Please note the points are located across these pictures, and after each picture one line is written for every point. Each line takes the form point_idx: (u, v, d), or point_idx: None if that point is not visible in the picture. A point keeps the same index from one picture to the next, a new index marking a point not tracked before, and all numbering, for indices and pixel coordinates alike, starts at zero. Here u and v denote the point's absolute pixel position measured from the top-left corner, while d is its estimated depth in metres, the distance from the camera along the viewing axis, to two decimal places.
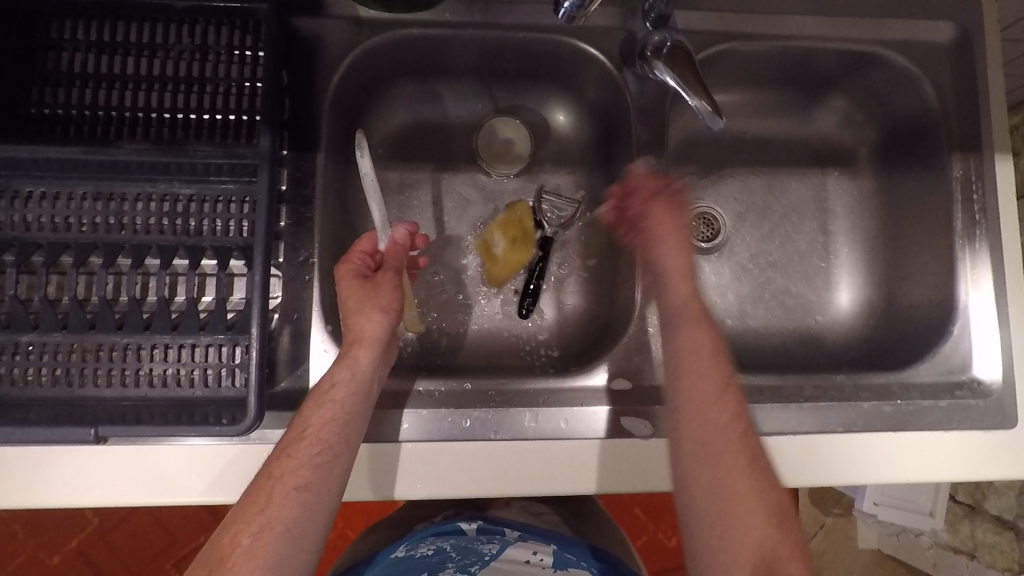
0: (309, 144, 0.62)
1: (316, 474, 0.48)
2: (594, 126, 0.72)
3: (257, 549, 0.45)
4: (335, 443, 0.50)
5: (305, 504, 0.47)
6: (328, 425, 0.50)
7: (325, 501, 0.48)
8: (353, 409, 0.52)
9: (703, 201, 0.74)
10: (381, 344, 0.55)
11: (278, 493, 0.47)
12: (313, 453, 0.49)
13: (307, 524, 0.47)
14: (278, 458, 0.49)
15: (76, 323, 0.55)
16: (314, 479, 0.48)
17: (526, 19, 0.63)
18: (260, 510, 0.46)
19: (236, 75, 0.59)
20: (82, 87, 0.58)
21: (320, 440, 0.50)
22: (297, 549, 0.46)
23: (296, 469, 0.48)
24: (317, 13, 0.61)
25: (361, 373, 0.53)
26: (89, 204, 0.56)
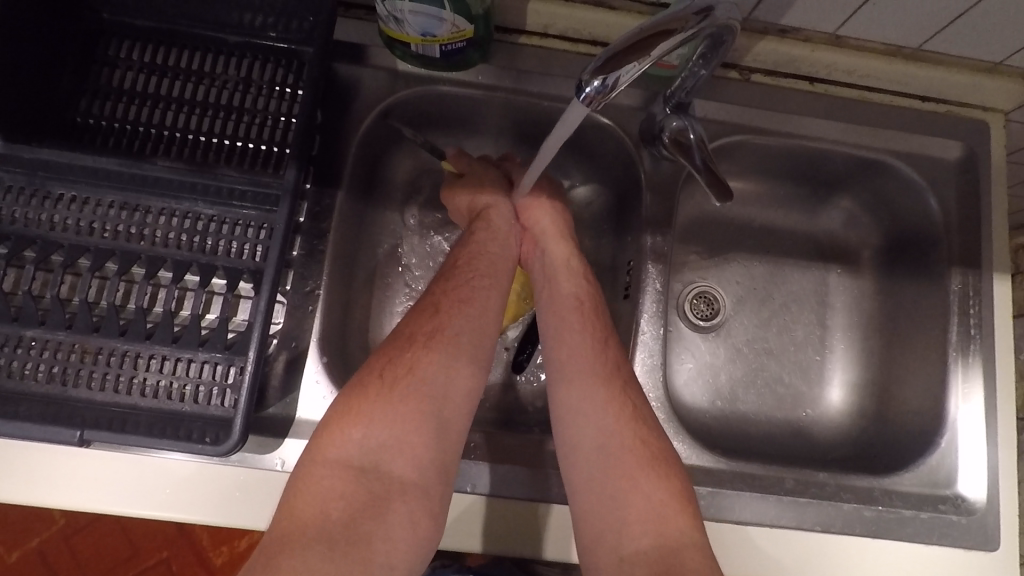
0: (332, 181, 0.64)
1: (478, 294, 0.60)
2: (606, 195, 0.74)
3: (432, 348, 0.55)
4: (487, 275, 0.62)
5: (469, 321, 0.58)
6: (482, 256, 0.63)
7: (480, 328, 0.59)
8: (501, 247, 0.65)
9: (705, 281, 0.75)
10: (514, 209, 0.68)
11: (448, 305, 0.59)
12: (472, 278, 0.61)
13: (468, 327, 0.58)
14: (443, 285, 0.60)
15: (81, 324, 0.56)
16: (477, 297, 0.60)
17: (554, 90, 0.66)
18: (432, 331, 0.56)
19: (273, 109, 0.62)
20: (128, 103, 0.62)
21: (476, 265, 0.62)
22: (465, 349, 0.57)
23: (457, 288, 0.60)
24: (358, 61, 0.65)
25: (501, 235, 0.66)
26: (114, 212, 0.59)
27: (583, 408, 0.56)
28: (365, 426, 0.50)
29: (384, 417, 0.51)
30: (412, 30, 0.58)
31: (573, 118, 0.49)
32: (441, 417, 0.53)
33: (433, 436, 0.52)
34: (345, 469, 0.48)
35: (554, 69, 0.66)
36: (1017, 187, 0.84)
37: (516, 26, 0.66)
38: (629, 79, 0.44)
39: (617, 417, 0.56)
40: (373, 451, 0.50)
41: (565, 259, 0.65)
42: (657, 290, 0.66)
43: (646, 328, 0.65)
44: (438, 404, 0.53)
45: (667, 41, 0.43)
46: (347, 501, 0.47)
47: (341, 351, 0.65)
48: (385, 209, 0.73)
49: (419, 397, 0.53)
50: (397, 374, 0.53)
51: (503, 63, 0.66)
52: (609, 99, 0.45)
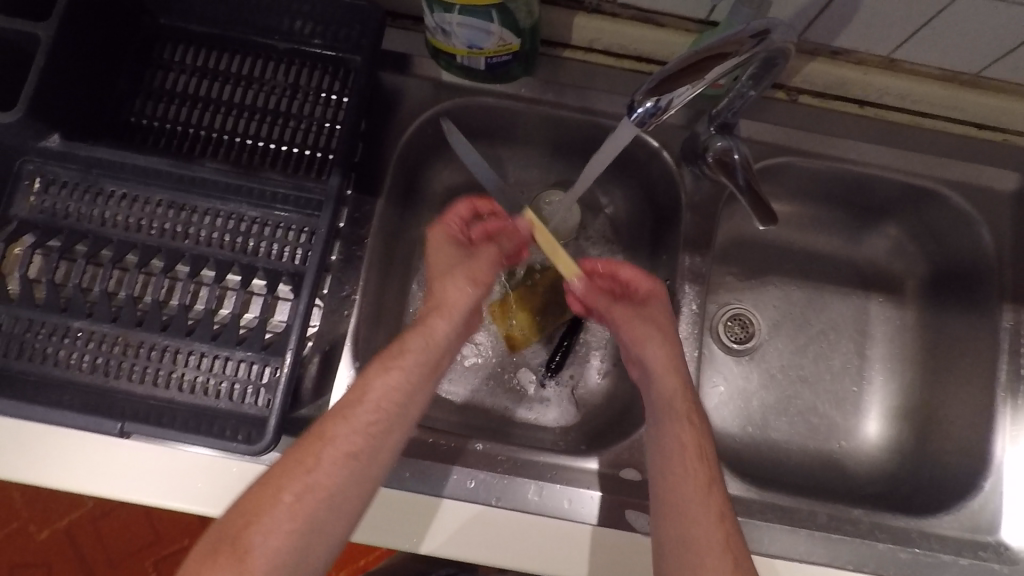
0: (371, 189, 0.65)
1: (343, 441, 0.48)
2: (642, 213, 0.73)
3: (303, 490, 0.46)
4: (383, 417, 0.50)
5: (353, 470, 0.48)
6: (377, 393, 0.51)
7: (360, 479, 0.48)
8: (396, 378, 0.52)
9: (740, 303, 0.74)
10: (458, 318, 0.57)
11: (324, 459, 0.47)
12: (368, 421, 0.50)
13: (336, 480, 0.47)
14: (327, 425, 0.49)
15: (125, 318, 0.59)
16: (364, 449, 0.49)
17: (595, 105, 0.66)
18: (313, 483, 0.46)
19: (319, 115, 0.64)
20: (180, 104, 0.64)
21: (368, 400, 0.50)
22: (335, 513, 0.47)
23: (337, 439, 0.48)
24: (402, 71, 0.66)
25: (413, 353, 0.54)
26: (162, 210, 0.61)
27: (670, 465, 0.53)
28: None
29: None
30: (459, 43, 0.59)
31: (622, 137, 0.49)
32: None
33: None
34: None
35: (596, 83, 0.66)
36: None
37: (561, 39, 0.65)
38: (682, 100, 0.43)
39: (699, 486, 0.52)
40: None
41: (673, 363, 0.57)
42: (693, 312, 0.65)
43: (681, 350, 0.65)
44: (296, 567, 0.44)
45: (719, 65, 0.42)
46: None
47: (372, 359, 0.66)
48: (421, 218, 0.73)
49: (270, 568, 0.43)
50: (245, 536, 0.44)
51: (546, 77, 0.66)
52: (661, 120, 0.45)
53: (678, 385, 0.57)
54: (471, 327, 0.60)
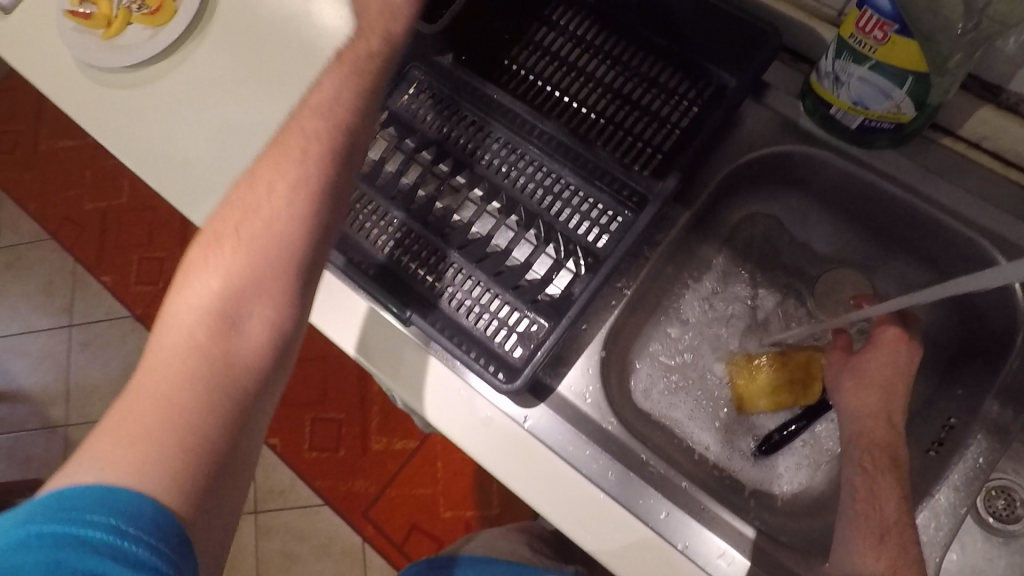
0: (681, 199, 0.66)
1: (260, 206, 0.42)
2: (948, 334, 0.65)
3: (233, 233, 0.42)
4: (307, 194, 0.43)
5: (262, 209, 0.42)
6: (269, 165, 0.44)
7: (285, 292, 0.41)
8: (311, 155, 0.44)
9: (1014, 477, 0.62)
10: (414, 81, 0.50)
11: (249, 219, 0.42)
12: (296, 146, 0.44)
13: (240, 232, 0.42)
14: (272, 154, 0.44)
15: (433, 224, 0.65)
16: (277, 185, 0.43)
17: (956, 204, 0.59)
18: (217, 245, 0.42)
19: (665, 115, 0.65)
20: (549, 63, 0.69)
21: (261, 178, 0.44)
22: (252, 262, 0.41)
23: (264, 207, 0.42)
24: (759, 101, 0.65)
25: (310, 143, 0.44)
26: (496, 146, 0.67)
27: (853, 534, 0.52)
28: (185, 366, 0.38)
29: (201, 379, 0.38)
30: (846, 96, 0.57)
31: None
32: (241, 413, 0.39)
33: (215, 423, 0.38)
34: (160, 409, 0.37)
35: (965, 182, 0.60)
36: None
37: (949, 127, 0.60)
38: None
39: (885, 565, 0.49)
40: (174, 393, 0.37)
41: (870, 408, 0.58)
42: (977, 464, 0.56)
43: (941, 494, 0.56)
44: (176, 321, 0.40)
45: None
46: (132, 439, 0.36)
47: (612, 352, 0.67)
48: (705, 244, 0.73)
49: (196, 311, 0.40)
50: (187, 266, 0.42)
51: (911, 156, 0.61)
52: None
53: (870, 436, 0.57)
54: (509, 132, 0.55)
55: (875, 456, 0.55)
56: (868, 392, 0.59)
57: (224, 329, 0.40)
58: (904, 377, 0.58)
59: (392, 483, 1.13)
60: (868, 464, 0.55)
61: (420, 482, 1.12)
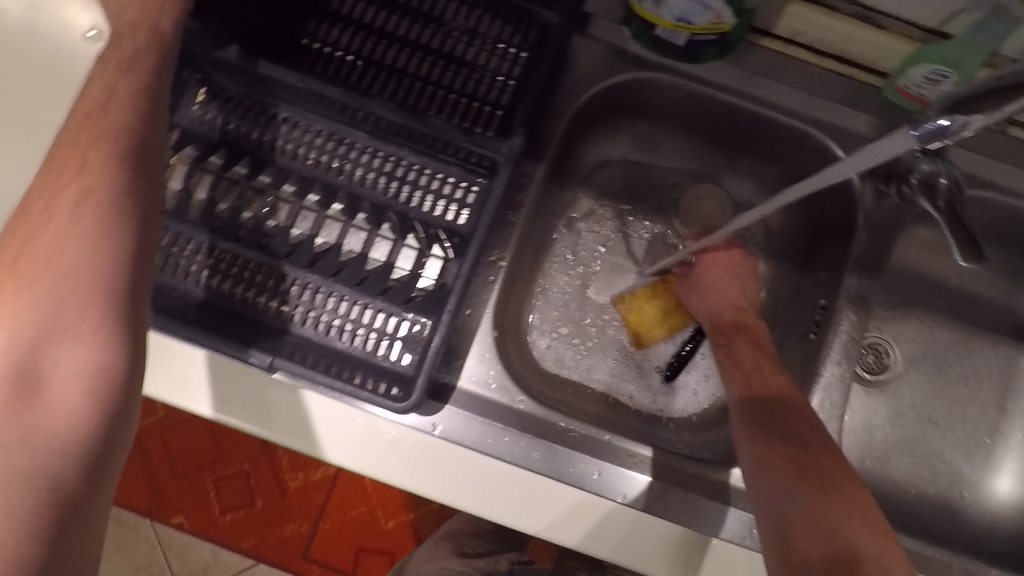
0: (532, 154, 0.62)
1: (60, 216, 0.40)
2: (801, 222, 0.69)
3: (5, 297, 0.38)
4: (113, 210, 0.41)
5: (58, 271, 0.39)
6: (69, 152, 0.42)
7: (98, 332, 0.39)
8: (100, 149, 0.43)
9: (880, 332, 0.70)
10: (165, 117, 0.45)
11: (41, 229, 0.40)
12: (86, 188, 0.41)
13: (61, 259, 0.39)
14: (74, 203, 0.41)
15: (274, 248, 0.57)
16: (62, 233, 0.40)
17: (782, 102, 0.62)
18: (26, 278, 0.39)
19: (494, 67, 0.60)
20: (353, 33, 0.60)
21: (62, 166, 0.42)
22: (52, 303, 0.39)
23: (71, 225, 0.40)
24: (584, 33, 0.62)
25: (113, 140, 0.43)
26: (320, 141, 0.59)
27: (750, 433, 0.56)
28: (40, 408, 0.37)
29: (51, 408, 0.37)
30: (668, 13, 0.55)
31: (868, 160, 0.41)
32: (94, 458, 0.38)
33: (78, 464, 0.37)
34: None
35: (786, 77, 0.62)
36: None
37: (763, 27, 0.60)
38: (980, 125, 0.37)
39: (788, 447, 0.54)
40: None
41: (714, 296, 0.67)
42: (847, 337, 0.62)
43: (827, 371, 0.61)
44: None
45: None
46: None
47: (504, 328, 0.64)
48: (565, 191, 0.70)
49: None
50: None
51: (735, 62, 0.62)
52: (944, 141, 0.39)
53: (726, 318, 0.65)
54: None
55: (729, 334, 0.65)
56: (709, 288, 0.67)
57: (27, 393, 0.37)
58: (734, 264, 0.68)
59: (324, 516, 1.05)
60: (728, 339, 0.64)
61: (352, 504, 1.05)
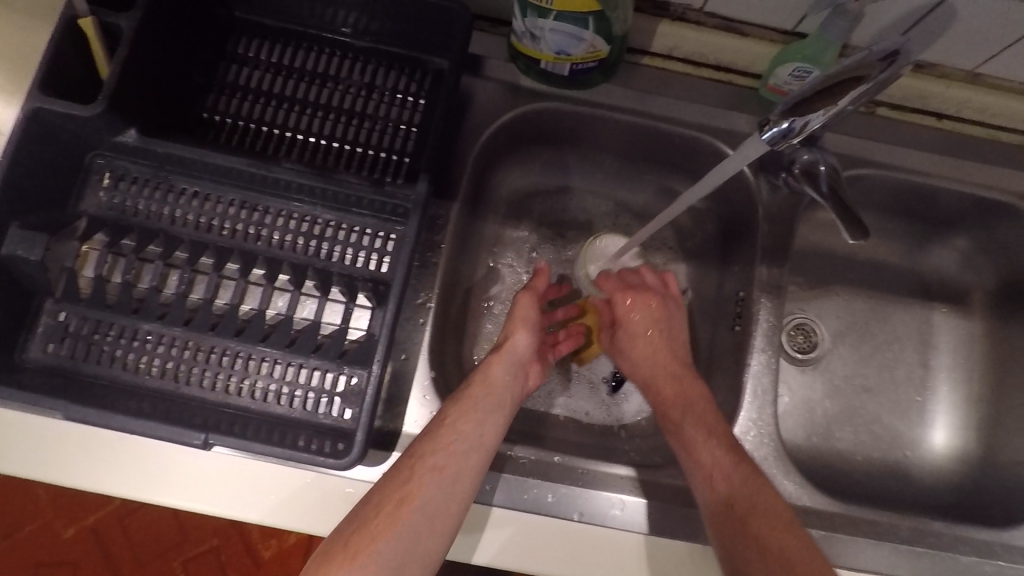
0: (444, 194, 0.64)
1: (471, 425, 0.54)
2: (712, 220, 0.72)
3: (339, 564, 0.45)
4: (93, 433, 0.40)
5: (438, 482, 0.50)
6: (483, 377, 0.59)
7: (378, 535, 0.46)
8: (501, 368, 0.60)
9: (804, 313, 0.73)
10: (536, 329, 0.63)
11: (442, 439, 0.52)
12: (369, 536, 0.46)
13: (467, 466, 0.52)
14: None
15: (198, 322, 0.57)
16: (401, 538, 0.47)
17: (671, 112, 0.65)
18: (452, 482, 0.50)
19: (395, 117, 0.62)
20: (253, 101, 0.62)
21: (479, 388, 0.58)
22: (440, 505, 0.49)
23: (475, 434, 0.54)
24: (477, 74, 0.65)
25: (508, 359, 0.61)
26: (233, 211, 0.59)
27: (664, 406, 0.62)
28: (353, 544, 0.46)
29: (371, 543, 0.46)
30: (547, 48, 0.59)
31: (741, 159, 0.52)
32: None
33: None
34: None
35: (670, 90, 0.66)
36: None
37: (641, 47, 0.64)
38: (813, 125, 0.47)
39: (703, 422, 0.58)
40: None
41: (637, 345, 0.65)
42: (768, 323, 0.65)
43: (754, 361, 0.64)
44: (421, 545, 0.47)
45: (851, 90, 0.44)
46: None
47: (443, 365, 0.65)
48: (487, 223, 0.73)
49: None
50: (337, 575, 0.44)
51: (622, 82, 0.65)
52: (789, 142, 0.48)
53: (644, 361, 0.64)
54: (529, 374, 0.63)
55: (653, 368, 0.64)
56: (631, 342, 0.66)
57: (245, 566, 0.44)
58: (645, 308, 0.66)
59: None
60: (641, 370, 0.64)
61: None
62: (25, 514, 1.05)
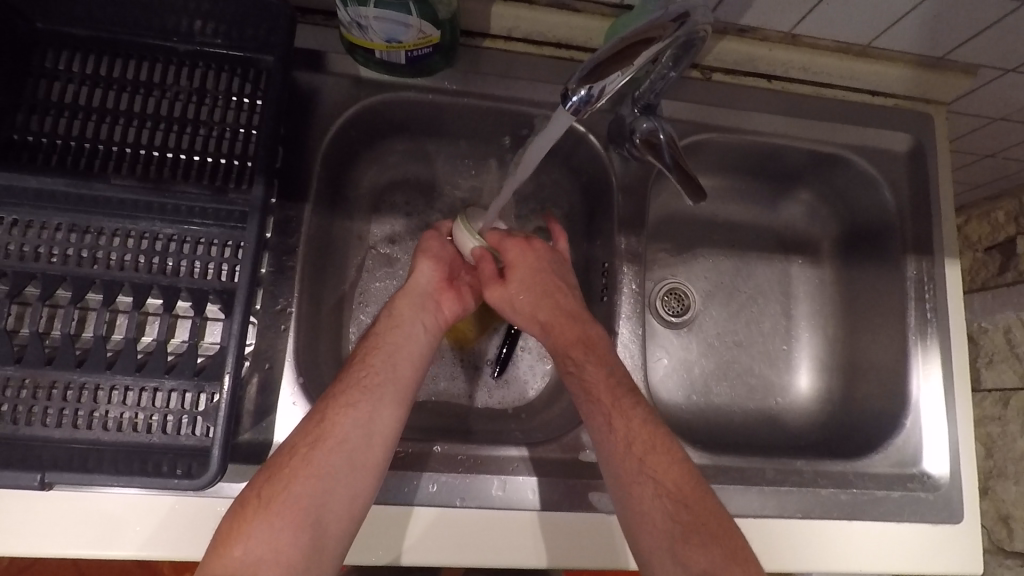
0: (297, 195, 0.62)
1: (370, 406, 0.54)
2: (578, 197, 0.74)
3: (263, 505, 0.48)
4: None
5: (355, 422, 0.52)
6: (383, 353, 0.58)
7: (296, 479, 0.50)
8: (402, 340, 0.59)
9: (674, 277, 0.76)
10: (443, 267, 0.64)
11: (339, 421, 0.52)
12: (288, 475, 0.50)
13: (362, 450, 0.52)
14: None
15: (32, 357, 0.53)
16: (313, 475, 0.50)
17: (519, 93, 0.65)
18: (348, 467, 0.51)
19: (232, 121, 0.59)
20: (70, 118, 0.58)
21: (376, 364, 0.57)
22: (354, 450, 0.51)
23: (374, 417, 0.53)
24: (318, 69, 0.63)
25: (408, 331, 0.60)
26: (62, 235, 0.56)
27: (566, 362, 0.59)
28: (245, 543, 0.47)
29: (264, 537, 0.47)
30: (376, 37, 0.57)
31: (555, 131, 0.50)
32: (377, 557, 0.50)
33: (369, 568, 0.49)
34: None
35: (517, 71, 0.66)
36: (964, 156, 0.88)
37: (481, 30, 0.65)
38: (614, 86, 0.46)
39: (606, 394, 0.57)
40: None
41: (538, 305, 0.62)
42: (633, 291, 0.67)
43: (623, 328, 0.66)
44: (321, 520, 0.49)
45: (646, 49, 0.45)
46: None
47: (316, 370, 0.64)
48: (352, 221, 0.71)
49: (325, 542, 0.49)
50: (257, 509, 0.48)
51: (467, 67, 0.65)
52: (594, 108, 0.47)
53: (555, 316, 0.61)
54: (442, 305, 0.64)
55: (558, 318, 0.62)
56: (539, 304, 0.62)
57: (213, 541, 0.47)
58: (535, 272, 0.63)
59: None
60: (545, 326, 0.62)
61: None
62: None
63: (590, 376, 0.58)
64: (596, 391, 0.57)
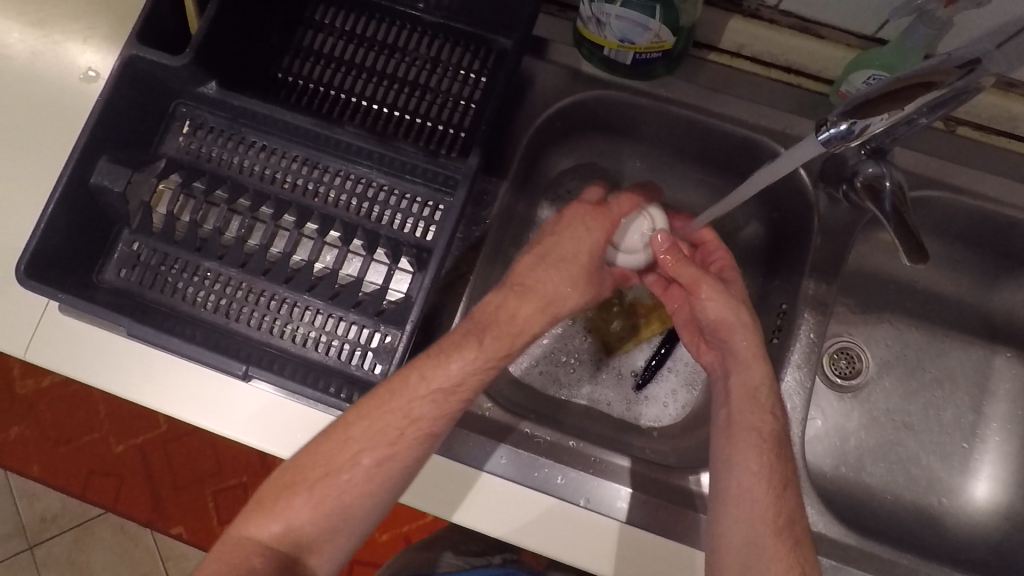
0: (496, 170, 0.66)
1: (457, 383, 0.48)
2: (765, 230, 0.70)
3: (315, 475, 0.46)
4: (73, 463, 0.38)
5: (435, 403, 0.48)
6: (503, 328, 0.50)
7: (354, 449, 0.47)
8: (527, 317, 0.51)
9: (851, 337, 0.70)
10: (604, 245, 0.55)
11: (405, 394, 0.47)
12: (341, 449, 0.46)
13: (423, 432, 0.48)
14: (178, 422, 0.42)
15: (253, 265, 0.61)
16: (368, 453, 0.47)
17: (735, 112, 0.63)
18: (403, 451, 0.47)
19: (456, 92, 0.64)
20: (324, 66, 0.65)
21: (489, 340, 0.49)
22: (416, 430, 0.48)
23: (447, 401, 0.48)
24: (542, 56, 0.65)
25: (540, 308, 0.51)
26: (297, 166, 0.63)
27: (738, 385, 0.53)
28: (285, 514, 0.45)
29: (302, 508, 0.45)
30: (611, 35, 0.58)
31: (797, 157, 0.50)
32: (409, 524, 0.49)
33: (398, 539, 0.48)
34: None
35: (736, 89, 0.64)
36: None
37: (710, 42, 0.63)
38: (874, 127, 0.45)
39: (760, 425, 0.51)
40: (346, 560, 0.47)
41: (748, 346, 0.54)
42: (810, 339, 0.63)
43: (789, 376, 0.62)
44: (358, 500, 0.47)
45: (923, 93, 0.43)
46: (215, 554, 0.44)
47: None
48: (533, 206, 0.74)
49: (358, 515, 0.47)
50: (307, 476, 0.46)
51: (686, 76, 0.64)
52: (846, 144, 0.46)
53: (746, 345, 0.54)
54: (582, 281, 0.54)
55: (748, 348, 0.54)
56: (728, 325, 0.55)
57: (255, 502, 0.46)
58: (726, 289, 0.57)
59: None
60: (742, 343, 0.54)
61: None
62: (85, 425, 1.12)
63: (747, 401, 0.52)
64: (747, 418, 0.52)
